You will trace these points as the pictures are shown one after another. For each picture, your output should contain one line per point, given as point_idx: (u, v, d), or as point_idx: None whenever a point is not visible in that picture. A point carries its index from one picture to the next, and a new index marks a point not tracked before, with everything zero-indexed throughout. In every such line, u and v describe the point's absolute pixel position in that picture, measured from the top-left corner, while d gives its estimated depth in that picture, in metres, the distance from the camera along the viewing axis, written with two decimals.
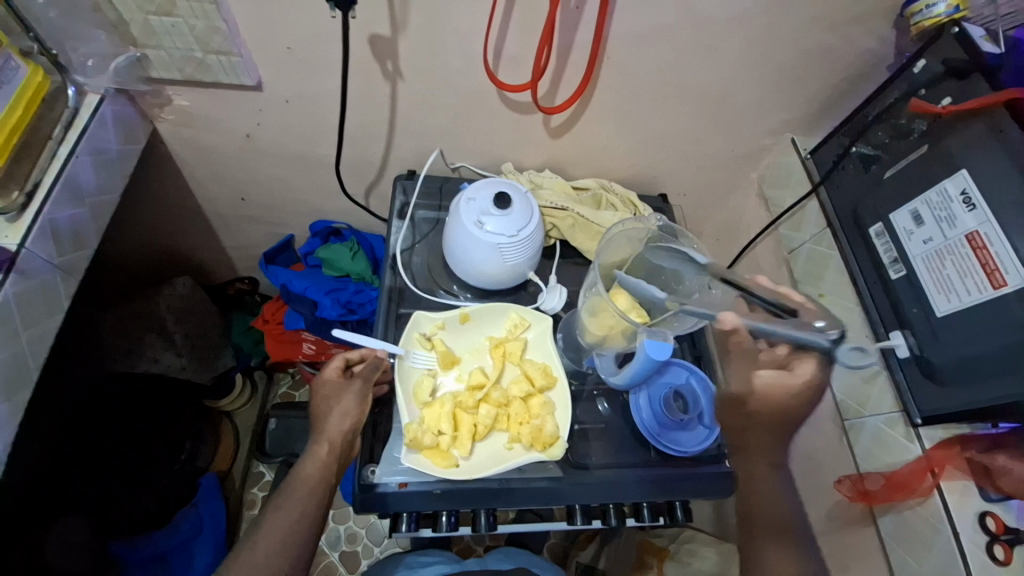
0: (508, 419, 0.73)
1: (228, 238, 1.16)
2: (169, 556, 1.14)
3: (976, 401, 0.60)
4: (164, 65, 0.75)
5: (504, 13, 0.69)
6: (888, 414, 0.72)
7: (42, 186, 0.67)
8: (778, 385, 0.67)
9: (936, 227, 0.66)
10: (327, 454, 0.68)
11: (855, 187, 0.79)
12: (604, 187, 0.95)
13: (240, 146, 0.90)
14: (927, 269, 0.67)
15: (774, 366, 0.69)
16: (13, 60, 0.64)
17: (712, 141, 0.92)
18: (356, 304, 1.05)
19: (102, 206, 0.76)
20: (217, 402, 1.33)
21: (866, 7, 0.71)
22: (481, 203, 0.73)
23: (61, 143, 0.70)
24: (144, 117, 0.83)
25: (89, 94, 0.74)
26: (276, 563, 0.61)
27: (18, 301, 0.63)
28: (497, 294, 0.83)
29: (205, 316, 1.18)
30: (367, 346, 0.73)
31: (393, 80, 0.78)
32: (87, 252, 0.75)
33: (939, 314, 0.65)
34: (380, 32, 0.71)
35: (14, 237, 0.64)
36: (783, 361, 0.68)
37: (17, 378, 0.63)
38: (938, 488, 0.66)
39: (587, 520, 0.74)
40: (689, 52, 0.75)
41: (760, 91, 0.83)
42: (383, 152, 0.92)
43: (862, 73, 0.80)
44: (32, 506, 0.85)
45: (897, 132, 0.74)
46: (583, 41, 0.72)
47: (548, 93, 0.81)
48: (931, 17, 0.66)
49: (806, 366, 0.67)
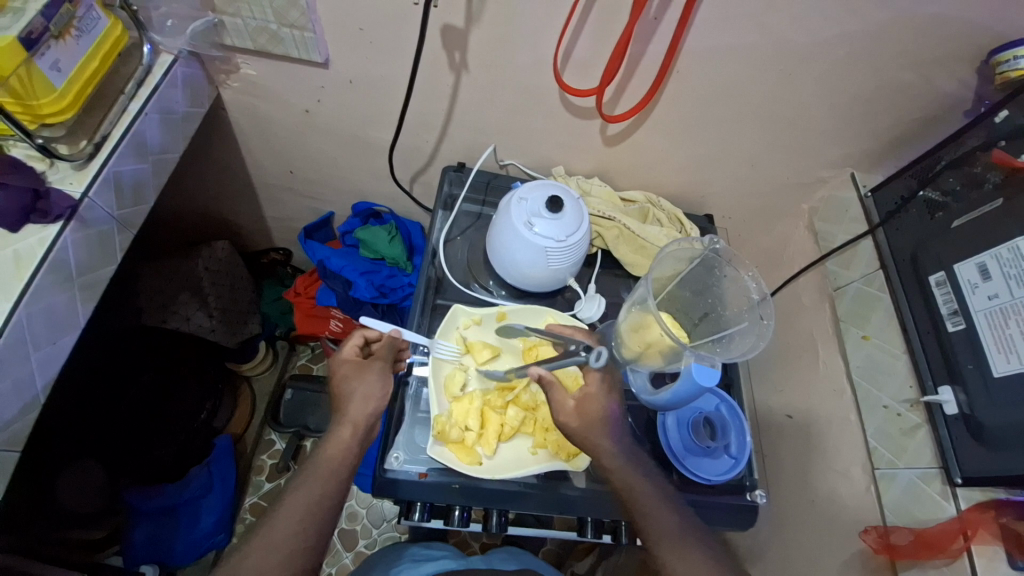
0: (534, 425, 0.73)
1: (270, 209, 1.18)
2: (178, 510, 1.15)
3: (1018, 468, 0.59)
4: (237, 33, 0.76)
5: (580, 17, 0.68)
6: (924, 469, 0.71)
7: (110, 139, 0.68)
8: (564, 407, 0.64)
9: (1004, 284, 0.63)
10: (349, 436, 0.64)
11: (917, 231, 0.77)
12: (652, 201, 0.93)
13: (297, 120, 0.91)
14: (989, 326, 0.65)
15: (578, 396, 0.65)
16: (94, 10, 0.65)
17: (769, 167, 0.90)
18: (388, 288, 1.08)
19: (162, 164, 0.78)
20: (238, 365, 1.33)
21: (957, 48, 0.68)
22: (533, 204, 0.73)
23: (131, 99, 0.71)
24: (210, 82, 0.84)
25: (163, 54, 0.76)
26: (293, 544, 0.58)
27: (75, 248, 0.65)
28: (533, 296, 0.83)
29: (238, 280, 1.19)
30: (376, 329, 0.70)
31: (458, 72, 0.78)
32: (144, 208, 0.76)
33: (996, 374, 0.63)
34: (454, 22, 0.70)
35: (79, 185, 0.65)
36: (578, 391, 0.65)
37: (65, 323, 0.65)
38: (968, 551, 0.64)
39: (598, 534, 0.74)
40: (762, 75, 0.74)
41: (828, 122, 0.81)
42: (436, 141, 0.92)
43: (938, 116, 0.78)
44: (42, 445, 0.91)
45: (970, 180, 0.71)
46: (655, 52, 0.71)
47: (612, 101, 0.80)
48: (1018, 69, 0.63)
49: (593, 378, 0.66)
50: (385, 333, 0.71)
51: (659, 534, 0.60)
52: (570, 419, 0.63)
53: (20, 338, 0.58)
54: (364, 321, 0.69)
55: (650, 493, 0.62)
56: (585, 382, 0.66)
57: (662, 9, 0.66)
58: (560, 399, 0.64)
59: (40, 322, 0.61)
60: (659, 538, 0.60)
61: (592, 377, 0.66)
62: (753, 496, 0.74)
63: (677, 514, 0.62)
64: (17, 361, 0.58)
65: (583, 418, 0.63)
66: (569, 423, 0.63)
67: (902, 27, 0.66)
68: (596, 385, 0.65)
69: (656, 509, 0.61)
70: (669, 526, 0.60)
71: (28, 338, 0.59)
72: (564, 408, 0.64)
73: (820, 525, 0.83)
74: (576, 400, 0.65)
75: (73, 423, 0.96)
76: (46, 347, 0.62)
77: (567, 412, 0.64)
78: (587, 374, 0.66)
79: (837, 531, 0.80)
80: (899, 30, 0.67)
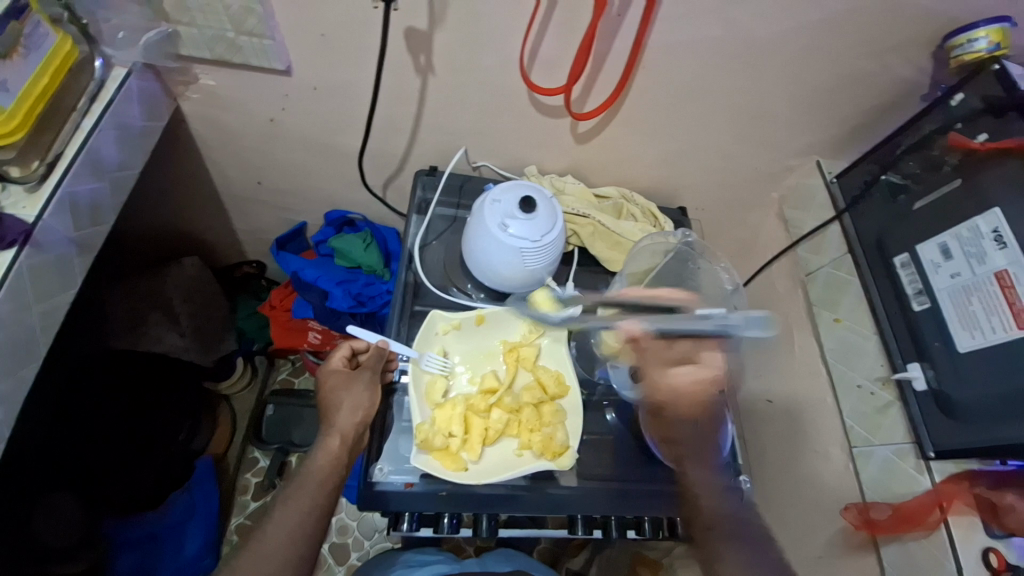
0: (519, 426, 0.72)
1: (240, 221, 1.15)
2: (161, 537, 1.13)
3: (990, 441, 0.61)
4: (194, 43, 0.74)
5: (544, 15, 0.68)
6: (898, 445, 0.73)
7: (63, 158, 0.66)
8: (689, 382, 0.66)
9: (965, 263, 0.66)
10: (337, 447, 0.65)
11: (882, 215, 0.79)
12: (625, 197, 0.94)
13: (262, 130, 0.89)
14: (953, 303, 0.67)
15: (687, 364, 0.66)
16: (42, 26, 0.63)
17: (737, 158, 0.92)
18: (366, 296, 1.05)
19: (121, 181, 0.75)
20: (216, 384, 1.31)
21: (909, 35, 0.70)
22: (506, 205, 0.73)
23: (85, 115, 0.69)
24: (169, 95, 0.82)
25: (116, 67, 0.73)
26: (284, 556, 0.58)
27: (31, 273, 0.62)
28: (511, 297, 0.83)
29: (211, 297, 1.16)
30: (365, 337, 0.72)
31: (424, 75, 0.77)
32: (103, 228, 0.73)
33: (961, 350, 0.66)
34: (417, 25, 0.70)
35: (32, 209, 0.62)
36: (691, 356, 0.66)
37: (25, 352, 0.62)
38: (946, 522, 0.66)
39: (588, 530, 0.75)
40: (724, 68, 0.75)
41: (792, 112, 0.82)
42: (406, 145, 0.91)
43: (895, 102, 0.80)
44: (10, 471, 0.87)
45: (928, 164, 0.74)
46: (620, 49, 0.72)
47: (580, 98, 0.80)
48: (972, 52, 0.66)
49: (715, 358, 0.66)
50: (372, 343, 0.72)
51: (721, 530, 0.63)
52: (681, 397, 0.66)
53: None
54: (350, 330, 0.71)
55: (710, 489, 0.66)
56: (709, 358, 0.66)
57: (624, 5, 0.66)
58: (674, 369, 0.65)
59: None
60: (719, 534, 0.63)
61: (711, 358, 0.66)
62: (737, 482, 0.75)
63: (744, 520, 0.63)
64: None
65: (695, 397, 0.66)
66: (682, 400, 0.66)
67: (856, 17, 0.68)
68: (698, 369, 0.65)
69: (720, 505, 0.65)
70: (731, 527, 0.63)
71: None
72: (684, 383, 0.66)
73: (806, 506, 0.85)
74: (695, 377, 0.66)
75: (46, 450, 0.91)
76: (6, 379, 0.59)
77: (663, 390, 0.66)
78: (703, 353, 0.66)
79: (821, 511, 0.82)
80: (852, 20, 0.69)
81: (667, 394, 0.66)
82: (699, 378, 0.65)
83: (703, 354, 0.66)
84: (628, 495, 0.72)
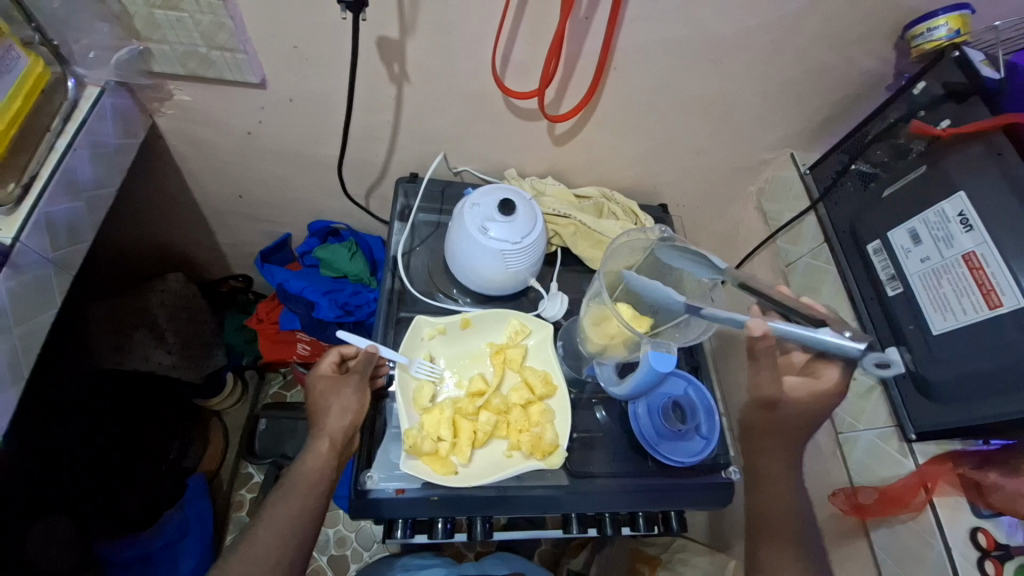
0: (508, 427, 0.73)
1: (223, 236, 1.15)
2: (156, 557, 1.11)
3: (969, 419, 0.62)
4: (166, 60, 0.74)
5: (514, 20, 0.69)
6: (881, 429, 0.74)
7: (39, 179, 0.66)
8: (803, 390, 0.67)
9: (934, 247, 0.67)
10: (327, 450, 0.66)
11: (854, 203, 0.81)
12: (606, 196, 0.95)
13: (240, 143, 0.89)
14: (924, 286, 0.69)
15: (797, 373, 0.68)
16: (13, 50, 0.62)
17: (714, 153, 0.93)
18: (353, 305, 1.05)
19: (98, 200, 0.75)
20: (206, 403, 1.29)
21: (870, 28, 0.72)
22: (485, 209, 0.73)
23: (59, 135, 0.69)
24: (144, 112, 0.82)
25: (89, 87, 0.73)
26: (276, 559, 0.59)
27: (11, 296, 0.62)
28: (496, 299, 0.83)
29: (197, 312, 1.16)
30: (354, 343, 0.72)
31: (399, 83, 0.77)
32: (81, 247, 0.73)
33: (935, 331, 0.67)
34: (389, 34, 0.70)
35: (9, 230, 0.62)
36: (804, 367, 0.67)
37: (7, 375, 0.61)
38: (931, 503, 0.68)
39: (582, 528, 0.75)
40: (694, 66, 0.76)
41: (763, 107, 0.84)
42: (386, 153, 0.91)
43: (863, 92, 0.81)
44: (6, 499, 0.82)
45: (895, 152, 0.75)
46: (590, 52, 0.73)
47: (555, 101, 0.81)
48: (932, 41, 0.67)
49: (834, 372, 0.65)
50: (362, 348, 0.72)
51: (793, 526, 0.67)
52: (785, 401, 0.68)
53: None
54: (339, 337, 0.71)
55: (792, 490, 0.69)
56: (830, 376, 0.65)
57: (591, 8, 0.67)
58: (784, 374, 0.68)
59: None
60: (781, 527, 0.66)
61: (831, 374, 0.65)
62: (727, 473, 0.76)
63: (811, 520, 0.68)
64: None
65: (817, 397, 0.67)
66: (791, 404, 0.68)
67: (818, 11, 0.70)
68: (801, 382, 0.67)
69: (798, 507, 0.68)
70: (800, 527, 0.66)
71: None
72: (801, 391, 0.67)
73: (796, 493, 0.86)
74: (813, 385, 0.67)
75: (34, 474, 0.87)
76: None
77: (770, 384, 0.69)
78: (827, 371, 0.66)
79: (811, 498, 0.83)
80: (816, 14, 0.70)
81: (784, 396, 0.68)
82: (813, 391, 0.67)
83: (821, 369, 0.66)
84: (620, 490, 0.73)
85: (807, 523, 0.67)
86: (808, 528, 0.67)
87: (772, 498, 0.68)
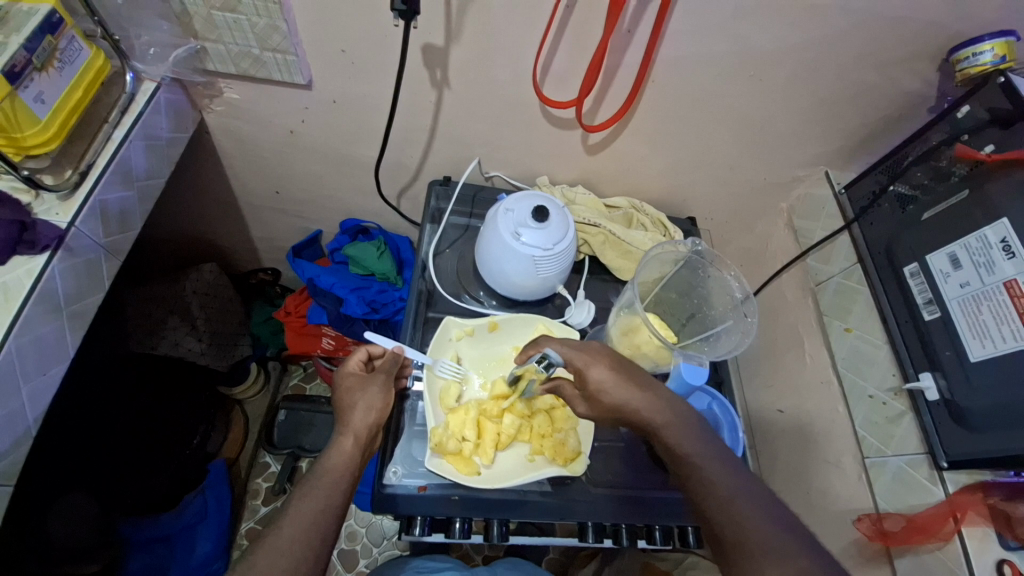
0: (530, 431, 0.74)
1: (257, 229, 1.18)
2: (174, 537, 1.14)
3: (1004, 449, 0.61)
4: (220, 59, 0.77)
5: (558, 32, 0.70)
6: (911, 455, 0.73)
7: (96, 167, 0.69)
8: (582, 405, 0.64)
9: (974, 272, 0.66)
10: (351, 446, 0.64)
11: (891, 224, 0.80)
12: (636, 207, 0.96)
13: (282, 140, 0.92)
14: (963, 312, 0.67)
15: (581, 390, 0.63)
16: (76, 41, 0.65)
17: (747, 168, 0.93)
18: (379, 303, 1.07)
19: (148, 190, 0.78)
20: (230, 390, 1.33)
21: (914, 49, 0.71)
22: (519, 214, 0.74)
23: (116, 127, 0.72)
24: (193, 107, 0.85)
25: (146, 81, 0.76)
26: (299, 552, 0.53)
27: (63, 278, 0.64)
28: (523, 305, 0.84)
29: (226, 304, 1.19)
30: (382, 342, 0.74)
31: (440, 88, 0.79)
32: (131, 234, 0.76)
33: (972, 359, 0.66)
34: (434, 41, 0.72)
35: (65, 216, 0.65)
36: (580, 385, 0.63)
37: (53, 353, 0.64)
38: (960, 533, 0.66)
39: (599, 539, 0.73)
40: (734, 81, 0.76)
41: (799, 124, 0.84)
42: (421, 156, 0.93)
43: (904, 113, 0.81)
44: (32, 471, 0.84)
45: (937, 174, 0.74)
46: (631, 63, 0.74)
47: (592, 111, 0.82)
48: (978, 65, 0.66)
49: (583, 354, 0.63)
50: (388, 349, 0.74)
51: (742, 539, 0.47)
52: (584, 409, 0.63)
53: (10, 371, 0.58)
54: (368, 335, 0.72)
55: (723, 471, 0.52)
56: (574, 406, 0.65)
57: (635, 21, 0.68)
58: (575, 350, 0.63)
59: (30, 354, 0.60)
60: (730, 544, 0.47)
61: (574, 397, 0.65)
62: None
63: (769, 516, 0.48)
64: (7, 394, 0.58)
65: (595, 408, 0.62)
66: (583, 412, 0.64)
67: (862, 33, 0.70)
68: (586, 362, 0.62)
69: (732, 497, 0.49)
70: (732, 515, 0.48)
71: (18, 369, 0.59)
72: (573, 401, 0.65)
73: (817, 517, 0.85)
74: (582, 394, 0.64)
75: (62, 448, 0.90)
76: (35, 378, 0.62)
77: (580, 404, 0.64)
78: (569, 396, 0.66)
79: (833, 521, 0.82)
80: (862, 34, 0.70)
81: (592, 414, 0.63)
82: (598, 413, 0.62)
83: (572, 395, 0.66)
84: (635, 500, 0.73)
85: (788, 537, 0.46)
86: (777, 541, 0.46)
87: (702, 498, 0.51)
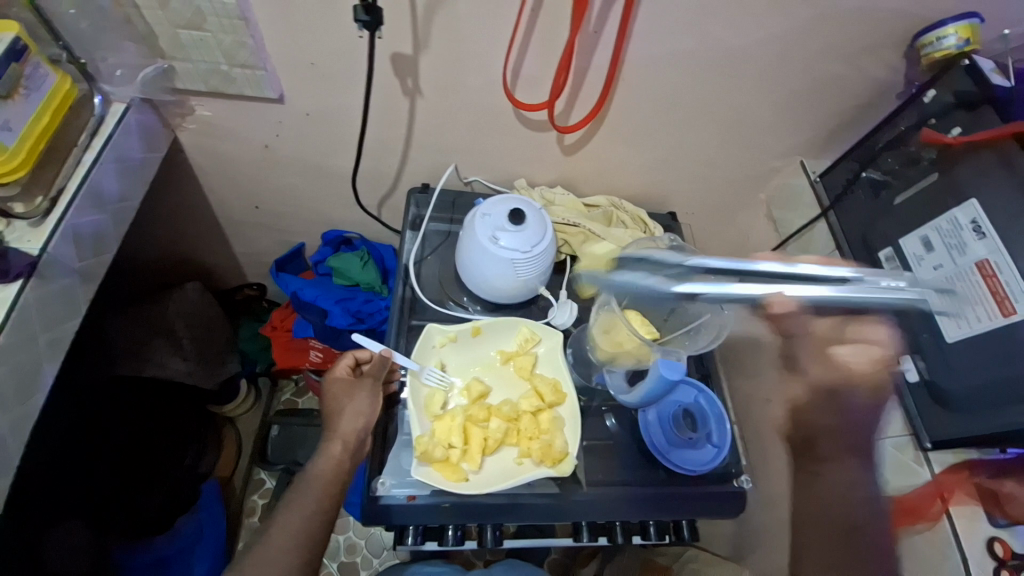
0: (518, 434, 0.73)
1: (239, 245, 1.17)
2: (170, 562, 1.10)
3: (986, 428, 0.61)
4: (190, 77, 0.77)
5: (525, 35, 0.70)
6: (896, 438, 0.73)
7: (67, 191, 0.69)
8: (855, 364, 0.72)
9: (947, 255, 0.68)
10: (339, 453, 0.66)
11: (866, 211, 0.81)
12: (615, 205, 0.96)
13: (259, 156, 0.92)
14: (937, 295, 0.68)
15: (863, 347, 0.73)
16: (41, 67, 0.65)
17: (723, 161, 0.93)
18: (365, 313, 1.05)
19: (124, 212, 0.78)
20: (221, 407, 1.32)
21: (877, 37, 0.72)
22: (496, 218, 0.74)
23: (86, 151, 0.72)
24: (166, 126, 0.84)
25: (115, 103, 0.76)
26: (287, 560, 0.58)
27: (38, 304, 0.64)
28: (506, 308, 0.84)
29: (212, 320, 1.18)
30: (371, 346, 0.73)
31: (412, 96, 0.79)
32: (106, 257, 0.76)
33: (948, 340, 0.66)
34: (403, 50, 0.72)
35: (38, 241, 0.65)
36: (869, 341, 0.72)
37: (31, 382, 0.63)
38: (948, 513, 0.67)
39: (593, 536, 0.75)
40: (702, 77, 0.77)
41: (772, 116, 0.85)
42: (398, 165, 0.93)
43: (873, 101, 0.82)
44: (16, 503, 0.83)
45: (907, 160, 0.75)
46: (600, 63, 0.74)
47: (564, 113, 0.82)
48: (942, 50, 0.68)
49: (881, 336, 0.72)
50: (375, 352, 0.73)
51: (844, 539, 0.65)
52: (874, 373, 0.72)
53: None
54: (356, 340, 0.73)
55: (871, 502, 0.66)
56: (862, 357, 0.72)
57: (600, 22, 0.69)
58: (839, 350, 0.74)
59: (6, 384, 0.60)
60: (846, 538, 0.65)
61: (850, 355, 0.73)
62: (739, 482, 0.75)
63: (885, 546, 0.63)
64: None
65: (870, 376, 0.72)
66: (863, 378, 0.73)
67: (823, 25, 0.71)
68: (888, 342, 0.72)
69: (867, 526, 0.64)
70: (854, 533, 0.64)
71: None
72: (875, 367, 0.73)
73: None
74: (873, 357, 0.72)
75: (54, 474, 0.90)
76: (13, 408, 0.61)
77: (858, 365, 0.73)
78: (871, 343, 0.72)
79: None
80: (825, 24, 0.70)
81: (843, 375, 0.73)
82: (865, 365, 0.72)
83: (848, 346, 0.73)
84: (625, 497, 0.72)
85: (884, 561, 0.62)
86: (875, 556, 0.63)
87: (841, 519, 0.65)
